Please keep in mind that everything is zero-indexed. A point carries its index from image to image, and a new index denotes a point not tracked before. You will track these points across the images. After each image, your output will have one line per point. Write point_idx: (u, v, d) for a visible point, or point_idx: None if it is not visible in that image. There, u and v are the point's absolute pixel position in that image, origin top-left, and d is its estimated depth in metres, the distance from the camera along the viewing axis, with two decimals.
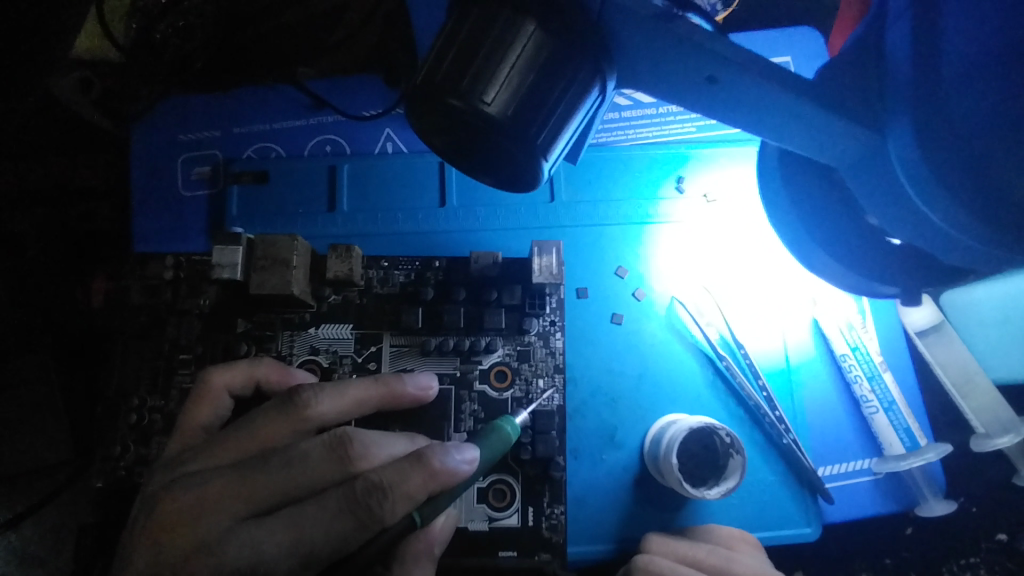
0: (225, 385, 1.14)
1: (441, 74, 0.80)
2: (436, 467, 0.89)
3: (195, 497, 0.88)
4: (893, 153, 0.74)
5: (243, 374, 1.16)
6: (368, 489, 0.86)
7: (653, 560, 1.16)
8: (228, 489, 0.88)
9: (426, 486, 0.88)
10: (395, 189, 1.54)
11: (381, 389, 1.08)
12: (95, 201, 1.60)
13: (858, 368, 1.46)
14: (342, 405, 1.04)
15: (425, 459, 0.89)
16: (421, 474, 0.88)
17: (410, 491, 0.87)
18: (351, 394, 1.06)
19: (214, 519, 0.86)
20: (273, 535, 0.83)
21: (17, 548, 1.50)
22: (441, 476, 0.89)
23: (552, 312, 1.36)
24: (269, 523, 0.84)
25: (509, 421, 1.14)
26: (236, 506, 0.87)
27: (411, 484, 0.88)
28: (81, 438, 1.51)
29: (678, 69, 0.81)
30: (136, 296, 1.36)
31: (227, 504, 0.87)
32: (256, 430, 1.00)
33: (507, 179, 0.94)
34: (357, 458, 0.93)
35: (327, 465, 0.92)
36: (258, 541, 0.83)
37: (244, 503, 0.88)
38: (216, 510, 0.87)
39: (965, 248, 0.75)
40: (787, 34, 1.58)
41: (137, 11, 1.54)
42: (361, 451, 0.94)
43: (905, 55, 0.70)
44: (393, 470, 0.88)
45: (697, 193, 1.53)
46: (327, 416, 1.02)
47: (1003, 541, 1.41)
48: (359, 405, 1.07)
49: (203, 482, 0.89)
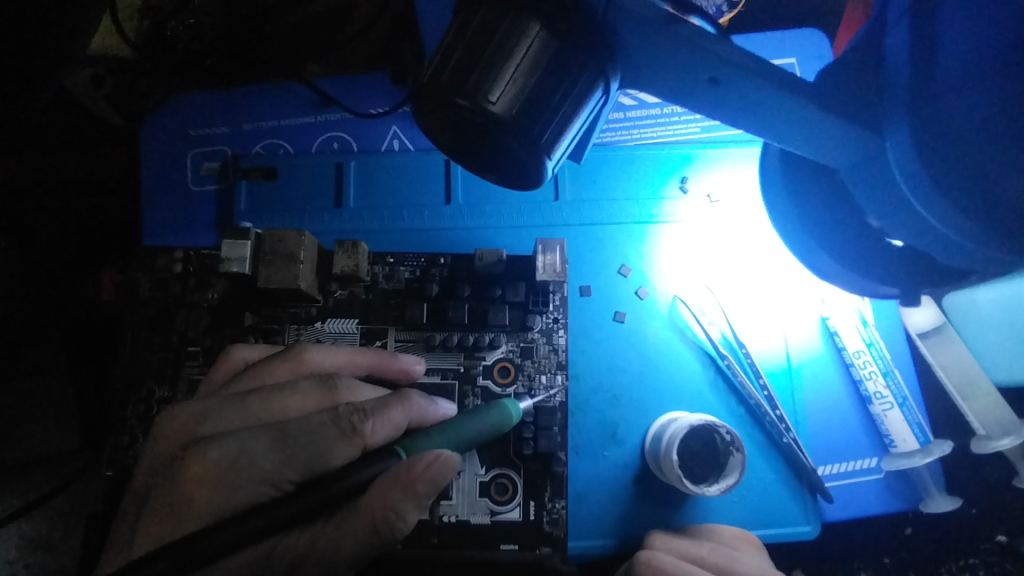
0: (244, 357, 1.23)
1: (447, 73, 0.82)
2: (413, 401, 1.08)
3: (198, 412, 1.04)
4: (892, 157, 0.75)
5: (266, 352, 1.25)
6: (350, 410, 1.00)
7: (655, 555, 1.17)
8: (229, 407, 1.04)
9: (405, 416, 1.05)
10: (401, 186, 1.56)
11: (374, 354, 1.22)
12: (104, 196, 1.62)
13: (873, 364, 1.47)
14: (336, 357, 1.20)
15: (406, 396, 1.07)
16: (401, 407, 1.05)
17: (391, 418, 1.03)
18: (345, 351, 1.22)
19: (211, 425, 1.03)
20: (258, 437, 0.96)
21: (26, 537, 1.54)
22: (417, 407, 1.07)
23: (555, 309, 1.38)
24: (256, 428, 0.97)
25: (512, 403, 1.17)
26: (237, 419, 1.04)
27: (392, 412, 1.03)
28: (91, 428, 1.55)
29: (680, 71, 0.83)
30: (146, 288, 1.39)
31: (229, 417, 1.04)
32: (257, 372, 1.15)
33: (511, 176, 0.95)
34: (343, 389, 1.10)
35: (318, 396, 1.09)
36: (242, 441, 0.95)
37: (244, 417, 1.04)
38: (217, 420, 1.04)
39: (963, 251, 0.76)
40: (794, 35, 1.59)
41: (149, 10, 1.59)
42: (347, 386, 1.11)
43: (904, 60, 0.72)
44: (375, 400, 1.03)
45: (701, 194, 1.54)
46: (319, 361, 1.18)
47: (1002, 542, 1.43)
48: (353, 361, 1.21)
49: (206, 400, 1.06)
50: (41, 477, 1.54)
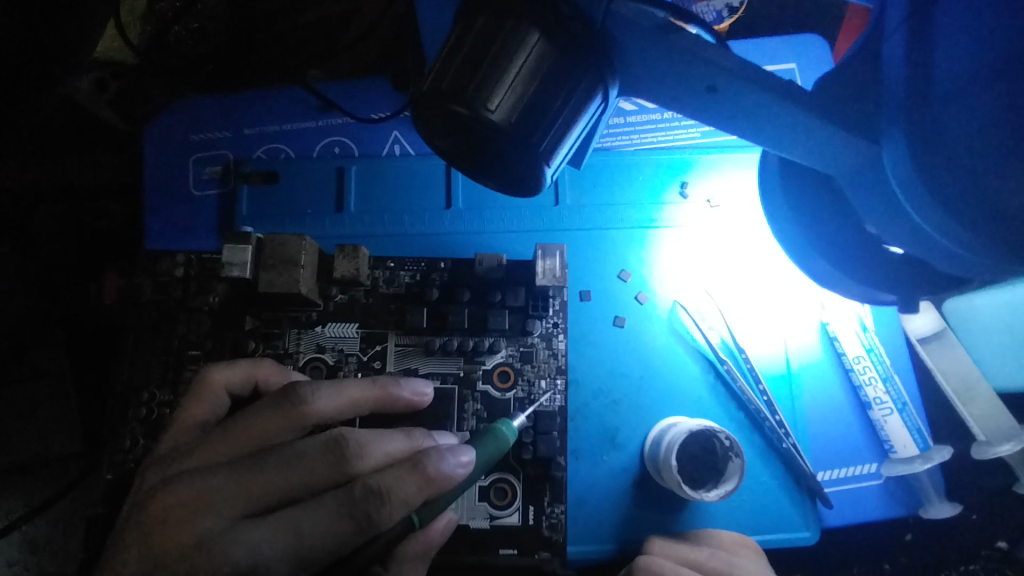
0: (225, 381, 1.16)
1: (446, 81, 0.82)
2: (432, 473, 0.93)
3: (193, 495, 0.88)
4: (888, 164, 0.76)
5: (244, 373, 1.18)
6: (366, 494, 0.89)
7: (655, 561, 1.17)
8: (226, 489, 0.88)
9: (422, 491, 0.92)
10: (402, 191, 1.57)
11: (377, 391, 1.10)
12: (108, 200, 1.64)
13: (872, 370, 1.47)
14: (339, 403, 1.06)
15: (421, 464, 0.93)
16: (418, 479, 0.92)
17: (407, 497, 0.91)
18: (348, 393, 1.07)
19: (210, 519, 0.86)
20: (271, 538, 0.85)
21: (27, 538, 1.55)
22: (438, 481, 0.93)
23: (555, 314, 1.38)
24: (265, 525, 0.85)
25: (506, 423, 1.16)
26: (232, 506, 0.88)
27: (407, 488, 0.91)
28: (92, 430, 1.56)
29: (679, 79, 0.83)
30: (147, 292, 1.40)
31: (222, 505, 0.87)
32: (252, 429, 1.00)
33: (510, 183, 0.95)
34: (352, 458, 0.95)
35: (324, 465, 0.93)
36: (256, 546, 0.84)
37: (243, 501, 0.88)
38: (212, 511, 0.87)
39: (960, 259, 0.77)
40: (794, 41, 1.60)
41: (153, 15, 1.55)
42: (356, 450, 0.96)
43: (900, 69, 0.72)
44: (390, 475, 0.91)
45: (700, 199, 1.54)
46: (322, 413, 1.04)
47: (1002, 548, 1.43)
48: (355, 405, 1.08)
49: (200, 480, 0.89)
50: (44, 479, 1.55)
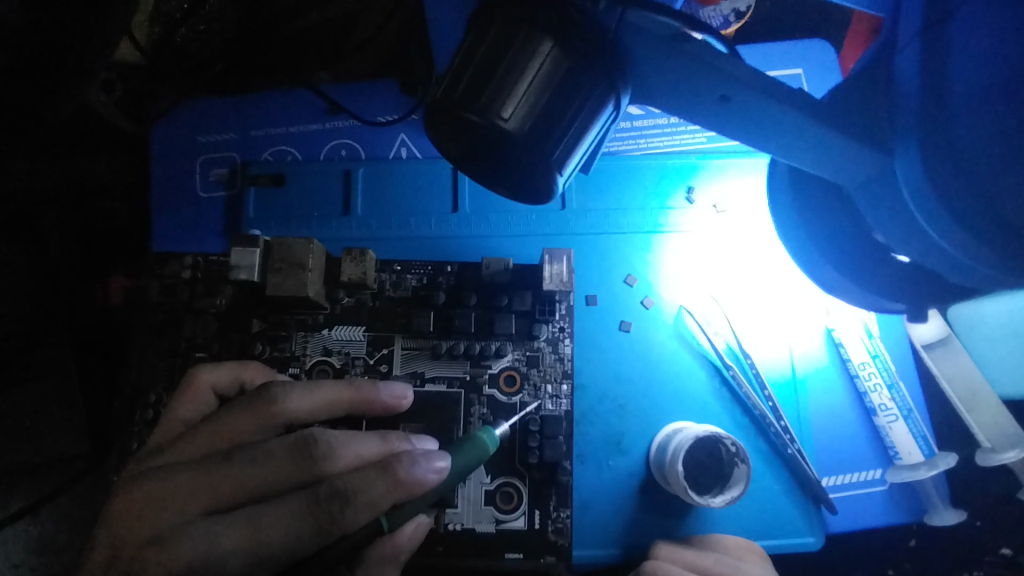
0: (211, 382, 1.17)
1: (459, 89, 0.83)
2: (401, 476, 0.93)
3: (159, 490, 0.90)
4: (901, 176, 0.76)
5: (230, 374, 1.19)
6: (331, 494, 0.90)
7: (660, 565, 1.18)
8: (190, 486, 0.90)
9: (390, 494, 0.92)
10: (407, 194, 1.57)
11: (351, 392, 1.10)
12: (114, 200, 1.64)
13: (878, 376, 1.47)
14: (311, 403, 1.06)
15: (391, 468, 0.93)
16: (387, 482, 0.92)
17: (373, 499, 0.91)
18: (321, 393, 1.07)
19: (171, 513, 0.88)
20: (231, 533, 0.86)
21: (32, 539, 1.55)
22: (406, 485, 0.93)
23: (561, 318, 1.39)
24: (227, 520, 0.87)
25: (488, 432, 1.14)
26: (197, 502, 0.89)
27: (375, 491, 0.91)
28: (98, 432, 1.56)
29: (691, 88, 0.83)
30: (154, 294, 1.40)
31: (187, 499, 0.89)
32: (223, 426, 1.01)
33: (519, 189, 0.95)
34: (321, 459, 0.95)
35: (290, 465, 0.94)
36: (213, 540, 0.85)
37: (206, 498, 0.90)
38: (176, 504, 0.89)
39: (970, 271, 0.77)
40: (797, 47, 1.60)
41: (160, 16, 1.55)
42: (325, 452, 0.95)
43: (914, 82, 0.72)
44: (358, 477, 0.91)
45: (706, 204, 1.54)
46: (294, 413, 1.04)
47: (1006, 555, 1.43)
48: (328, 406, 1.08)
49: (165, 475, 0.91)
50: (49, 481, 1.55)
